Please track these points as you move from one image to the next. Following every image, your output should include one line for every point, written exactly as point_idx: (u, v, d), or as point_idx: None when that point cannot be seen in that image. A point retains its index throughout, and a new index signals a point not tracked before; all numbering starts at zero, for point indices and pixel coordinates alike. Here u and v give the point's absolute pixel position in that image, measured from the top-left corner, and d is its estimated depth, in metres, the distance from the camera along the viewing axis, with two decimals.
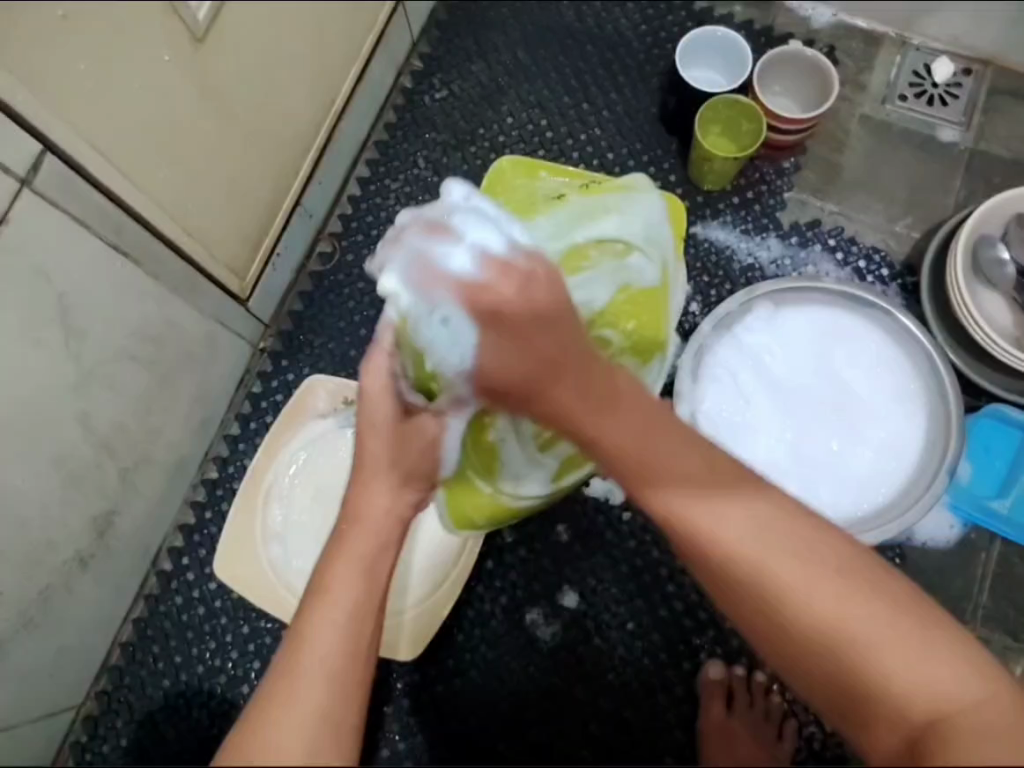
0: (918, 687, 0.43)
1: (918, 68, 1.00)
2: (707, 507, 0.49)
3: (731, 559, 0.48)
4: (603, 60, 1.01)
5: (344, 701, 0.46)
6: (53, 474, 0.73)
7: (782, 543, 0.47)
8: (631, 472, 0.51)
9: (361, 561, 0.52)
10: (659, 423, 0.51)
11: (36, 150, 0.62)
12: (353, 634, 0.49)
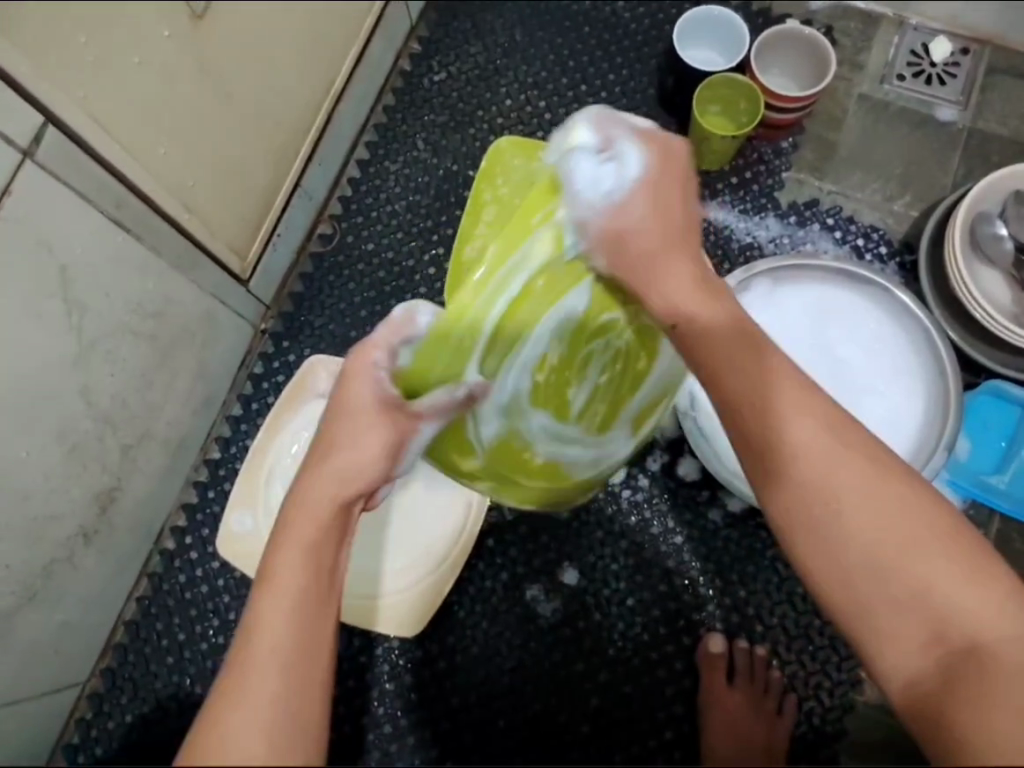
0: (965, 617, 0.45)
1: (916, 48, 1.00)
2: (779, 423, 0.50)
3: (801, 469, 0.49)
4: (601, 41, 1.01)
5: (301, 684, 0.42)
6: (56, 447, 0.74)
7: (858, 467, 0.48)
8: (736, 392, 0.52)
9: (306, 543, 0.48)
10: (753, 349, 0.53)
11: (38, 122, 0.63)
12: (303, 616, 0.45)
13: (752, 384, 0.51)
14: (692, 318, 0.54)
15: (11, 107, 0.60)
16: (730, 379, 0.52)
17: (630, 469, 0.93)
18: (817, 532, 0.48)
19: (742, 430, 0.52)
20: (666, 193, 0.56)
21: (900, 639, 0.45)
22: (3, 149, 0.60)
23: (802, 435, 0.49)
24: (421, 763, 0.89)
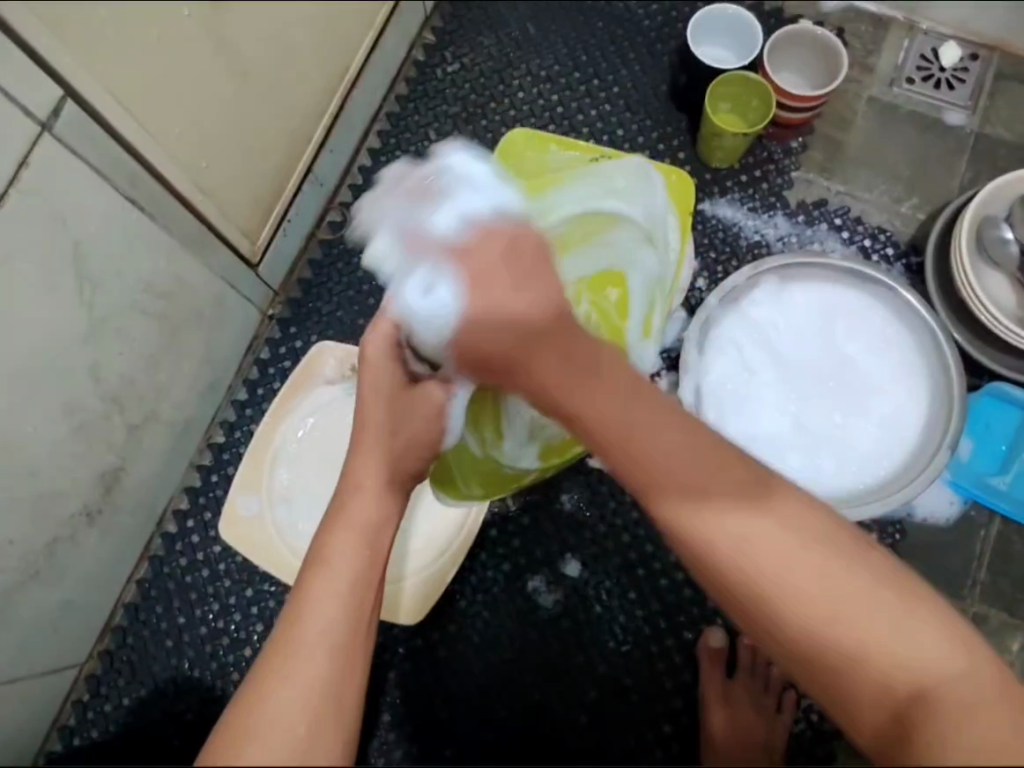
0: (909, 668, 0.42)
1: (926, 52, 1.00)
2: (674, 498, 0.46)
3: (708, 547, 0.45)
4: (614, 36, 1.02)
5: (346, 671, 0.45)
6: (64, 422, 0.73)
7: (764, 511, 0.45)
8: (643, 485, 0.47)
9: (356, 532, 0.51)
10: (656, 405, 0.47)
11: (58, 95, 0.63)
12: (351, 604, 0.48)
13: (660, 453, 0.46)
14: None
15: (34, 78, 0.60)
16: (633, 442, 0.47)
17: None
18: (731, 592, 0.46)
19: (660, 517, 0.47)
20: (507, 283, 0.46)
21: (853, 696, 0.43)
22: (22, 120, 0.60)
23: (664, 475, 0.46)
24: (419, 751, 0.88)
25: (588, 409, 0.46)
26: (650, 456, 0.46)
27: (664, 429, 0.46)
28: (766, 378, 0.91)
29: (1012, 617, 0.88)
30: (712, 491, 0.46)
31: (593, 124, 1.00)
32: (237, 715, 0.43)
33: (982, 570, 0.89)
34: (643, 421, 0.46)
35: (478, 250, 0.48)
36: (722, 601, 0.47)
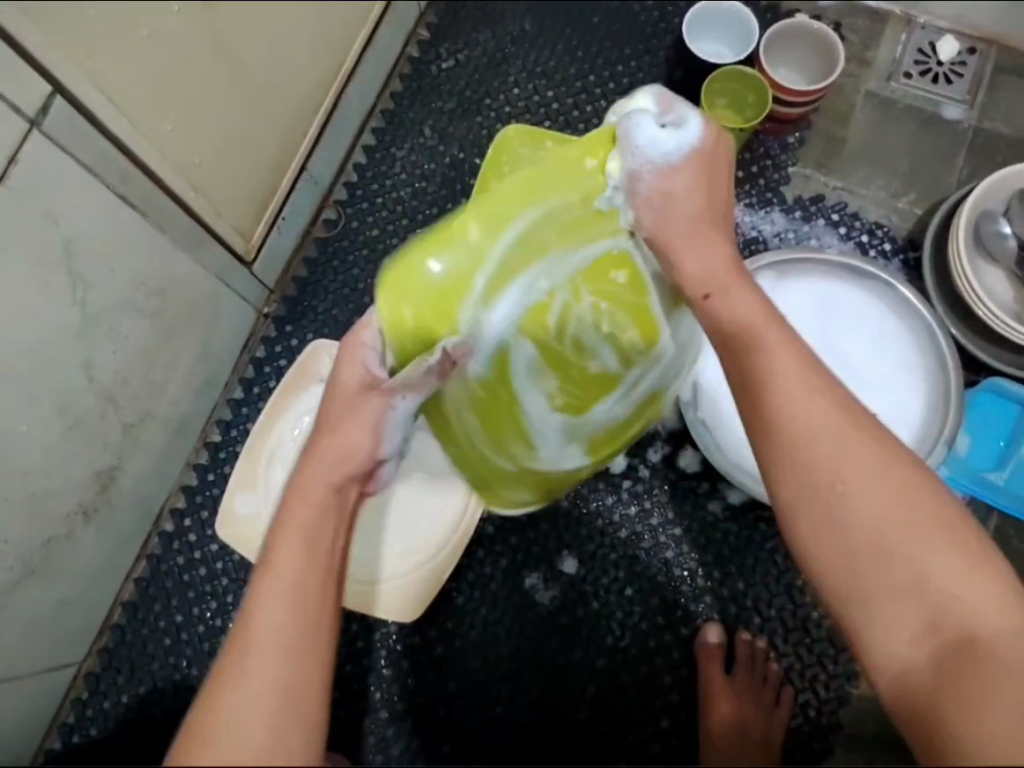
0: (963, 609, 0.44)
1: (924, 46, 1.00)
2: (785, 398, 0.49)
3: (808, 438, 0.48)
4: (610, 32, 1.01)
5: (301, 669, 0.43)
6: (58, 421, 0.73)
7: (859, 441, 0.48)
8: (749, 391, 0.51)
9: (298, 528, 0.50)
10: (767, 330, 0.53)
11: (46, 92, 0.63)
12: (297, 598, 0.46)
13: (767, 364, 0.51)
14: (722, 292, 0.58)
15: (20, 75, 0.60)
16: (749, 357, 0.52)
17: (632, 459, 0.94)
18: (802, 509, 0.48)
19: (760, 417, 0.50)
20: (695, 232, 0.61)
21: (895, 628, 0.45)
22: (11, 118, 0.60)
23: (790, 400, 0.49)
24: (417, 748, 0.89)
25: (766, 347, 0.52)
26: (768, 368, 0.51)
27: (796, 364, 0.51)
28: None
29: None
30: (821, 415, 0.48)
31: (589, 120, 0.99)
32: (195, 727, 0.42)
33: None
34: (770, 348, 0.52)
35: (705, 184, 0.62)
36: (790, 523, 0.49)
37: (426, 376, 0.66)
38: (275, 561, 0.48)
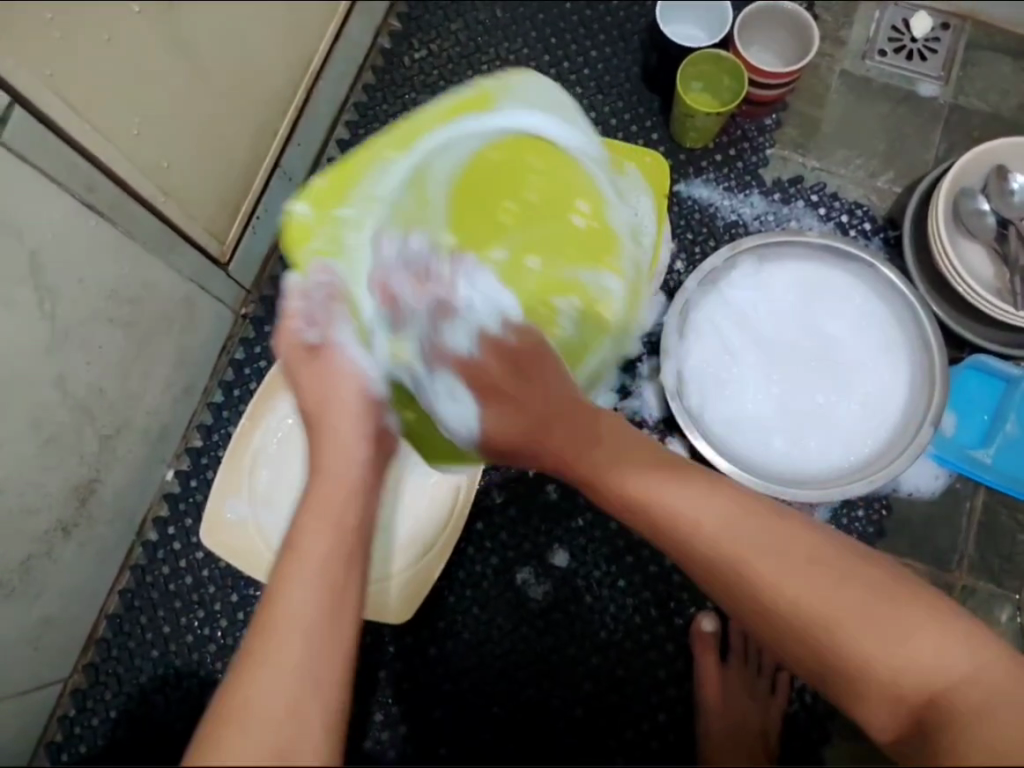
0: (906, 662, 0.49)
1: (898, 23, 1.00)
2: (673, 514, 0.57)
3: (713, 557, 0.55)
4: (583, 17, 1.00)
5: (321, 650, 0.45)
6: (31, 438, 0.72)
7: (777, 543, 0.54)
8: (649, 523, 0.58)
9: (324, 519, 0.51)
10: (630, 456, 0.61)
11: (3, 103, 0.61)
12: (323, 584, 0.47)
13: (682, 506, 0.57)
14: (598, 440, 0.61)
15: None
16: (674, 496, 0.57)
17: None
18: (736, 600, 0.54)
19: (660, 529, 0.58)
20: (524, 383, 0.61)
21: (861, 694, 0.51)
22: None
23: (681, 502, 0.57)
24: (414, 750, 0.88)
25: (660, 496, 0.58)
26: (673, 506, 0.57)
27: (673, 486, 0.58)
28: (747, 359, 0.90)
29: (999, 588, 0.88)
30: (748, 526, 0.55)
31: None
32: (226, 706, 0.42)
33: (969, 543, 0.90)
34: (662, 486, 0.58)
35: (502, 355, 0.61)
36: (727, 601, 0.56)
37: (324, 303, 0.59)
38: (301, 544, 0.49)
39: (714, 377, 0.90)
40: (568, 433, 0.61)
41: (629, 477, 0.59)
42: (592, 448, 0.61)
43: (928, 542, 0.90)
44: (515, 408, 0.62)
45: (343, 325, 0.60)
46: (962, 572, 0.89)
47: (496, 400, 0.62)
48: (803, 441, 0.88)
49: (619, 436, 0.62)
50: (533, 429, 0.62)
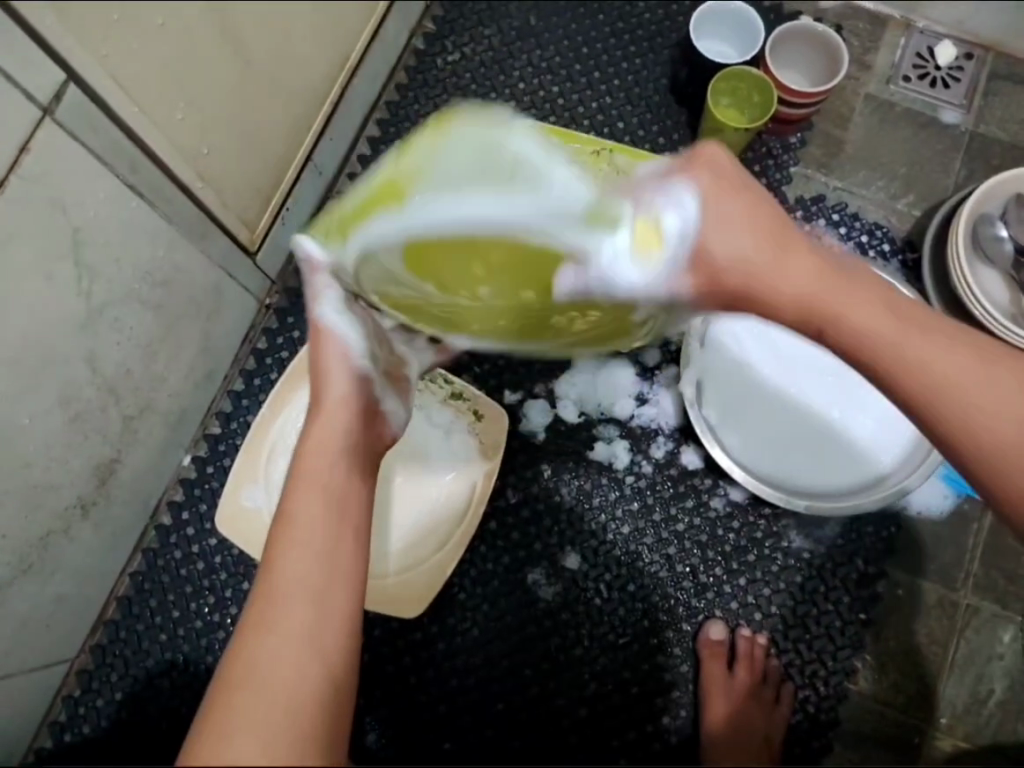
0: None
1: (922, 50, 1.02)
2: (914, 353, 0.56)
3: (945, 391, 0.55)
4: (615, 29, 1.02)
5: (319, 618, 0.50)
6: (59, 414, 0.72)
7: (942, 334, 0.57)
8: (871, 368, 0.58)
9: (311, 486, 0.57)
10: (874, 298, 0.59)
11: (60, 78, 0.61)
12: (322, 560, 0.53)
13: (899, 336, 0.57)
14: (813, 296, 0.59)
15: (35, 62, 0.58)
16: (889, 330, 0.57)
17: (634, 456, 0.94)
18: (935, 429, 0.56)
19: (890, 379, 0.57)
20: (772, 264, 0.60)
21: None
22: (23, 105, 0.59)
23: (906, 345, 0.57)
24: (417, 745, 0.88)
25: (878, 328, 0.58)
26: (890, 336, 0.57)
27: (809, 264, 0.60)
28: (766, 371, 0.91)
29: (1004, 609, 0.89)
30: (945, 352, 0.56)
31: (593, 117, 1.00)
32: (231, 675, 0.47)
33: (975, 562, 0.91)
34: (863, 316, 0.58)
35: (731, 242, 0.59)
36: (958, 458, 0.56)
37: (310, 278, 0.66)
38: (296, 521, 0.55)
39: (733, 387, 0.91)
40: (805, 269, 0.59)
41: (871, 318, 0.58)
42: (791, 255, 0.60)
43: (934, 560, 0.91)
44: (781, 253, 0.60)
45: (329, 297, 0.65)
46: (967, 592, 0.90)
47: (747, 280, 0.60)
48: (818, 454, 0.89)
49: (868, 288, 0.59)
50: (805, 289, 0.59)
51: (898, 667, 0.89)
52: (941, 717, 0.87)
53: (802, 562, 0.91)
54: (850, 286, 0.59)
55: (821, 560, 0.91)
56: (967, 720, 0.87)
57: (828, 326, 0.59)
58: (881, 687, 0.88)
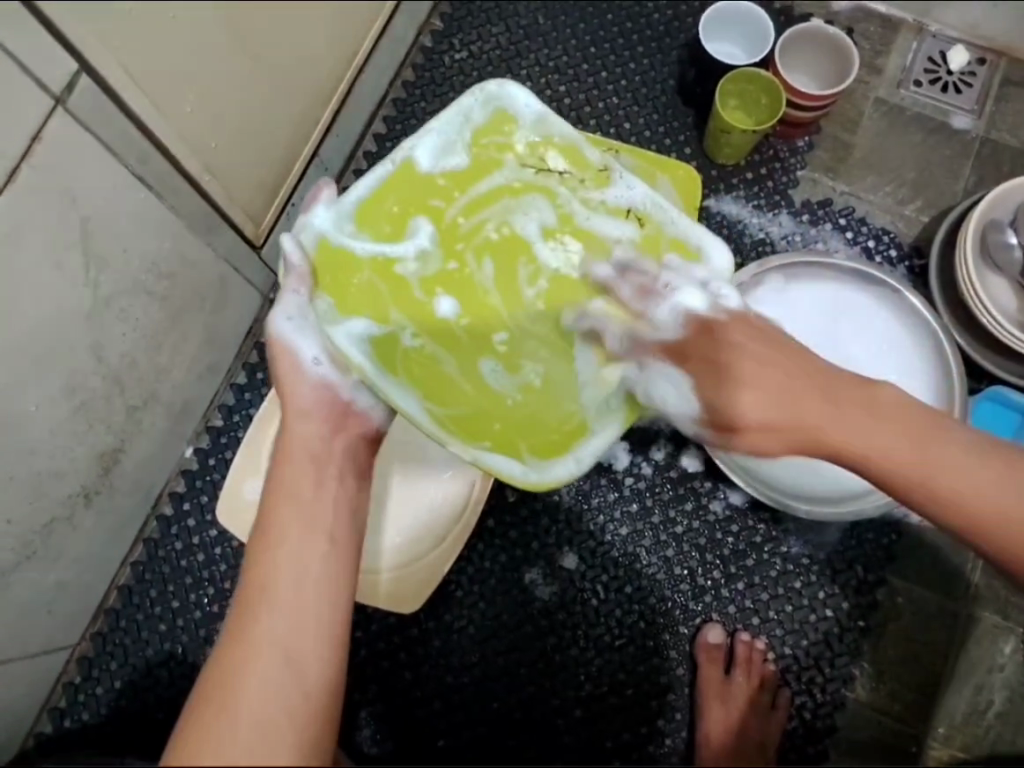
0: None
1: (934, 54, 1.01)
2: (897, 467, 0.63)
3: (929, 490, 0.62)
4: (624, 29, 1.01)
5: (295, 618, 0.54)
6: (64, 402, 0.73)
7: (934, 442, 0.63)
8: (882, 482, 0.64)
9: (288, 493, 0.61)
10: (844, 398, 0.65)
11: (72, 69, 0.61)
12: (302, 569, 0.57)
13: (871, 442, 0.63)
14: (783, 418, 0.64)
15: (47, 53, 0.59)
16: (861, 436, 0.63)
17: (634, 457, 0.93)
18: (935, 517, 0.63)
19: (885, 480, 0.64)
20: (757, 379, 0.65)
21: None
22: (35, 95, 0.59)
23: (880, 452, 0.63)
24: (412, 741, 0.88)
25: (856, 441, 0.63)
26: (866, 448, 0.64)
27: (811, 403, 0.64)
28: None
29: (1006, 620, 0.88)
30: (921, 451, 0.62)
31: (600, 117, 0.99)
32: (216, 675, 0.51)
33: (977, 572, 0.90)
34: (843, 428, 0.64)
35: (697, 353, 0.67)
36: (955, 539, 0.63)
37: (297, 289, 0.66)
38: (274, 532, 0.59)
39: None
40: (774, 397, 0.64)
41: (840, 426, 0.64)
42: (746, 383, 0.65)
43: (935, 568, 0.90)
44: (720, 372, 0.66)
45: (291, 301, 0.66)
46: (968, 601, 0.89)
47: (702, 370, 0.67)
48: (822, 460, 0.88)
49: (865, 398, 0.64)
50: (782, 412, 0.64)
51: (896, 676, 0.88)
52: (939, 727, 0.87)
53: (801, 567, 0.90)
54: (828, 385, 0.65)
55: (820, 566, 0.90)
56: (964, 731, 0.86)
57: (799, 443, 0.66)
58: (879, 695, 0.88)
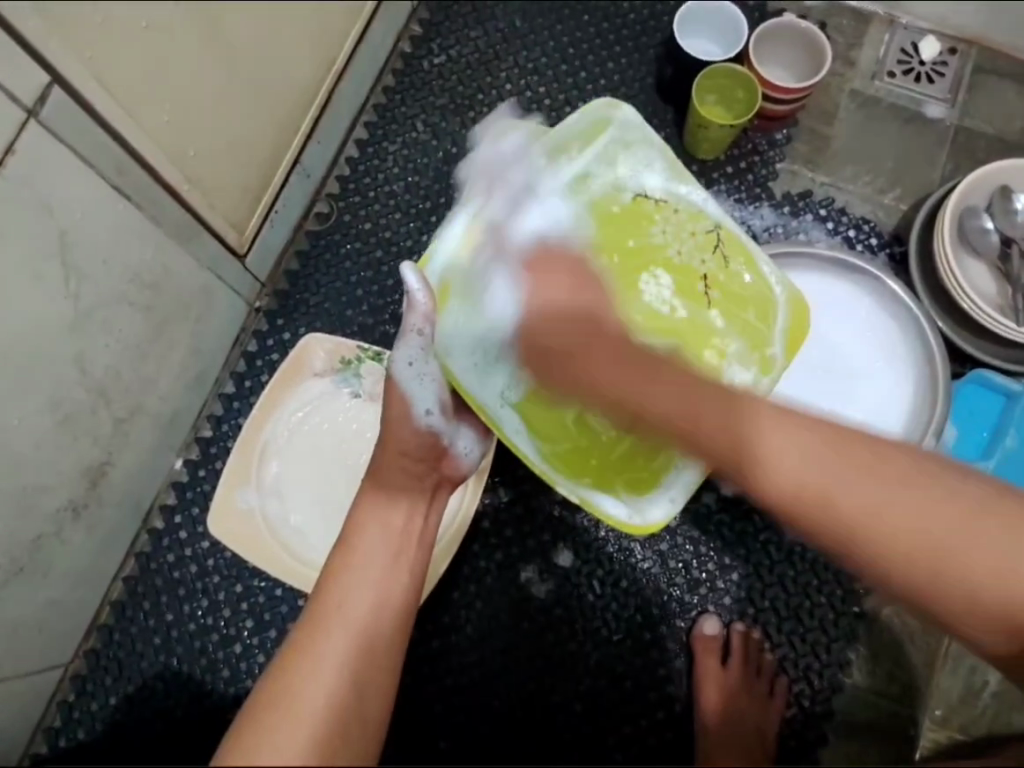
0: (1002, 588, 0.52)
1: (906, 46, 1.02)
2: (767, 447, 0.55)
3: (797, 485, 0.55)
4: (600, 29, 1.02)
5: (366, 650, 0.54)
6: (49, 414, 0.72)
7: (847, 463, 0.54)
8: (724, 456, 0.57)
9: (379, 522, 0.64)
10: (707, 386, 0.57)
11: (44, 81, 0.61)
12: (377, 604, 0.58)
13: (732, 427, 0.56)
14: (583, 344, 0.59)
15: (19, 66, 0.59)
16: (717, 413, 0.56)
17: None
18: (818, 526, 0.55)
19: (739, 463, 0.56)
20: (547, 281, 0.63)
21: (974, 575, 0.52)
22: (8, 106, 0.59)
23: (766, 440, 0.55)
24: (412, 745, 0.88)
25: (703, 420, 0.56)
26: (721, 433, 0.56)
27: (769, 417, 0.56)
28: None
29: None
30: (823, 458, 0.54)
31: None
32: (265, 700, 0.48)
33: None
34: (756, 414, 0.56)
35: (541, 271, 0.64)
36: (808, 533, 0.56)
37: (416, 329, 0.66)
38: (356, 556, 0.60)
39: None
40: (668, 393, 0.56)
41: (705, 416, 0.56)
42: (598, 344, 0.58)
43: None
44: (571, 311, 0.61)
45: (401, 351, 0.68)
46: None
47: (557, 310, 0.61)
48: None
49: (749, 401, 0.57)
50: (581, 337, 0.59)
51: (892, 659, 0.88)
52: (936, 708, 0.87)
53: (794, 555, 0.91)
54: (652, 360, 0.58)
55: (813, 553, 0.91)
56: (961, 712, 0.87)
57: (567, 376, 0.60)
58: (876, 679, 0.88)
